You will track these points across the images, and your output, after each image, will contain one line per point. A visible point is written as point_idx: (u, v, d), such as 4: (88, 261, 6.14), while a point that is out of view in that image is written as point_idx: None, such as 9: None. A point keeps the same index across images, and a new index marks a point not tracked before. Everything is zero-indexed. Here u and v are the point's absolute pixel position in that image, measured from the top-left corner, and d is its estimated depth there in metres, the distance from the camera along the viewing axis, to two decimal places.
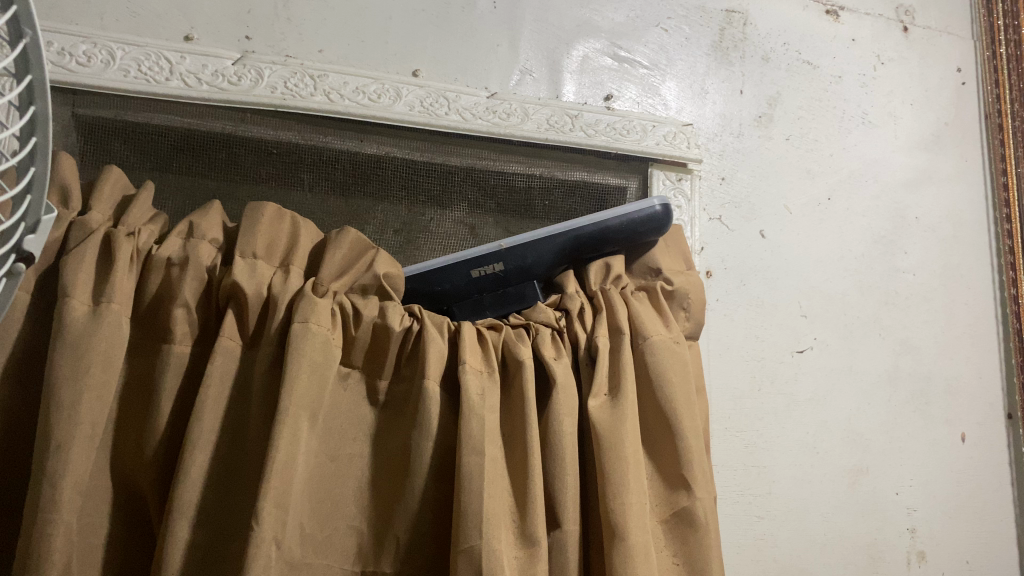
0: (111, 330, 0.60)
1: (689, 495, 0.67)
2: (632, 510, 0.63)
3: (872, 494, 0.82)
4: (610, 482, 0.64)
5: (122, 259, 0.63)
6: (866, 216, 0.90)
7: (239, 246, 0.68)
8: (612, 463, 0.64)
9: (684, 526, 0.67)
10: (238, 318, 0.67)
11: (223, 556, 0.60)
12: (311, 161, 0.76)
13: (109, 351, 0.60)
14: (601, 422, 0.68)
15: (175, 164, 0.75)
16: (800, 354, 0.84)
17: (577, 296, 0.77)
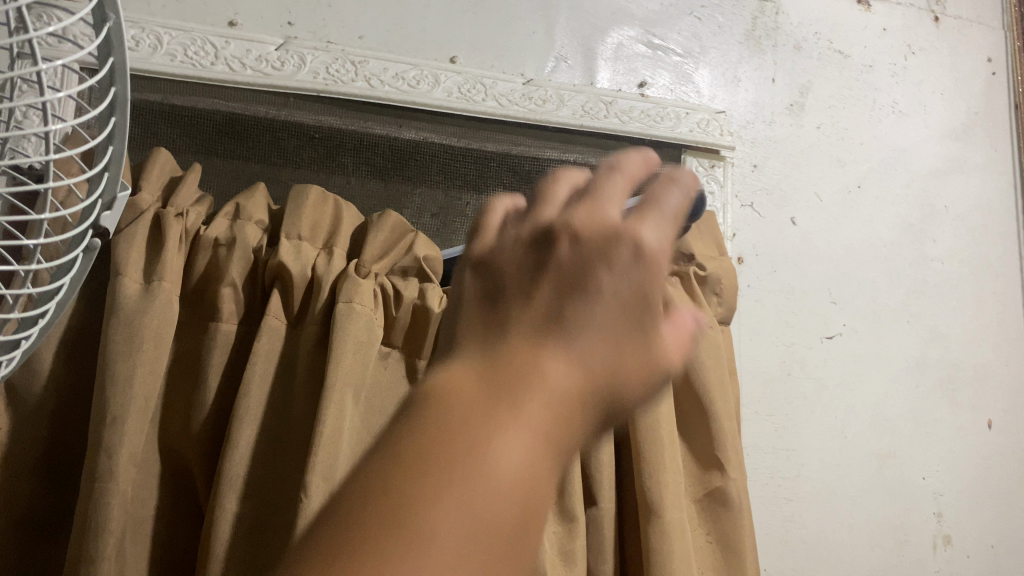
0: (162, 308, 0.63)
1: (723, 475, 0.69)
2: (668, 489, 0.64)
3: (899, 478, 0.83)
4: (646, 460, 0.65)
5: (172, 238, 0.66)
6: (896, 204, 0.90)
7: (283, 228, 0.69)
8: (649, 443, 0.65)
9: (718, 507, 0.68)
10: (284, 298, 0.69)
11: (269, 530, 0.61)
12: (351, 145, 0.77)
13: (160, 327, 0.63)
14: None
15: (219, 148, 0.75)
16: (830, 339, 0.85)
17: None
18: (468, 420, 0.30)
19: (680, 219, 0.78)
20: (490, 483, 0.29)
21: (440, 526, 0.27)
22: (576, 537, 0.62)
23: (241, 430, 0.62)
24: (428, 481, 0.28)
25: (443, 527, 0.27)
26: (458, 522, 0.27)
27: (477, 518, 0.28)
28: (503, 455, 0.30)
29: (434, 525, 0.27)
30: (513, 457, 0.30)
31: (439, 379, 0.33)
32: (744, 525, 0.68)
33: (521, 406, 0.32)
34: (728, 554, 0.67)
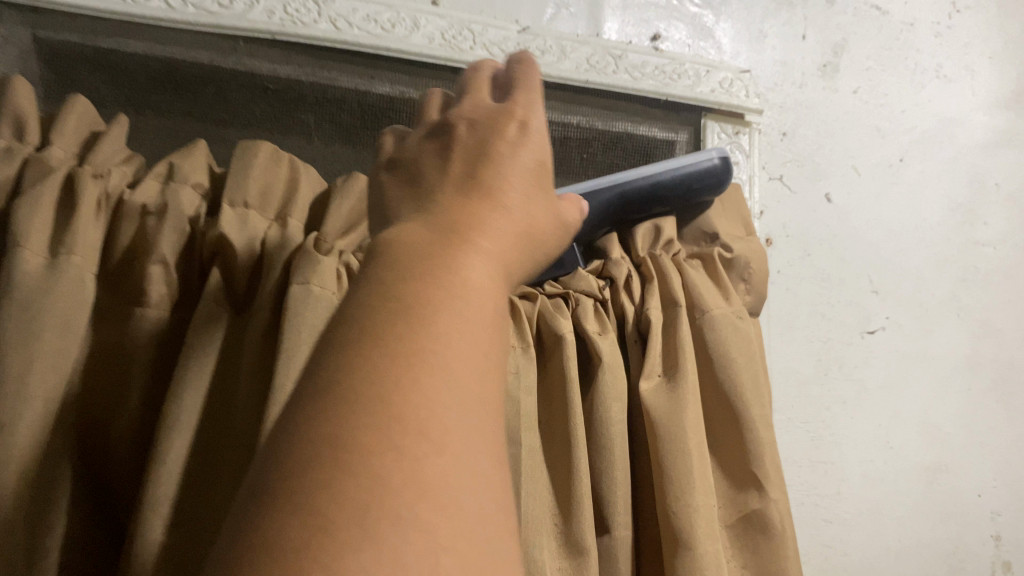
0: (72, 285, 0.49)
1: (762, 495, 0.55)
2: (700, 514, 0.51)
3: (951, 495, 0.72)
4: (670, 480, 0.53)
5: (87, 201, 0.53)
6: (941, 180, 0.78)
7: (227, 193, 0.57)
8: (674, 458, 0.53)
9: (755, 536, 0.55)
10: (225, 278, 0.56)
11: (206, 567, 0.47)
12: (312, 101, 0.65)
13: (68, 312, 0.48)
14: (657, 409, 0.56)
15: (153, 101, 0.63)
16: (871, 335, 0.73)
17: (623, 263, 0.65)
18: (442, 267, 0.27)
19: (702, 193, 0.65)
20: (474, 334, 0.26)
21: (447, 382, 0.24)
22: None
23: (169, 440, 0.48)
24: (416, 336, 0.24)
25: (447, 377, 0.24)
26: (457, 374, 0.24)
27: (478, 369, 0.25)
28: (484, 305, 0.27)
29: (439, 380, 0.24)
30: (485, 309, 0.27)
31: (389, 235, 0.29)
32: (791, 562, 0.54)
33: (489, 260, 0.29)
34: None
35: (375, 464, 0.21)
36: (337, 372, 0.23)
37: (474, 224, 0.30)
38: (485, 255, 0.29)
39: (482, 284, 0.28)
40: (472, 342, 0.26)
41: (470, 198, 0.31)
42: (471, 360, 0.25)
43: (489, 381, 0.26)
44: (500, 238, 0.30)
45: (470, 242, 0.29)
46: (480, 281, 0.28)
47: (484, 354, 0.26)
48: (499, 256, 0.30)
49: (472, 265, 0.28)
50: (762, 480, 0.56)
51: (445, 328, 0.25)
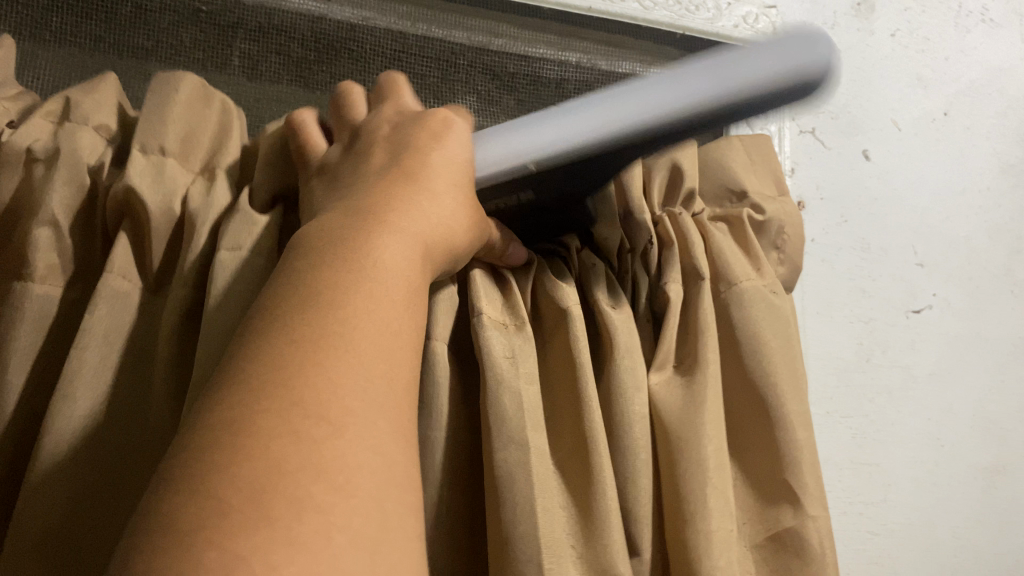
0: None
1: (798, 512, 0.43)
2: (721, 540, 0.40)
3: (1012, 501, 0.61)
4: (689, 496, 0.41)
5: None
6: (990, 138, 0.68)
7: (138, 134, 0.43)
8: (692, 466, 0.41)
9: (788, 561, 0.43)
10: (136, 248, 0.42)
11: None
12: (254, 27, 0.53)
13: None
14: (665, 406, 0.45)
15: (53, 23, 0.51)
16: (917, 314, 0.62)
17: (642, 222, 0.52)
18: (357, 255, 0.27)
19: None
20: (388, 308, 0.26)
21: (353, 362, 0.23)
22: None
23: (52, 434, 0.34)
24: (321, 327, 0.23)
25: (361, 354, 0.23)
26: (363, 356, 0.23)
27: (394, 355, 0.25)
28: (399, 299, 0.27)
29: (349, 365, 0.23)
30: (399, 295, 0.27)
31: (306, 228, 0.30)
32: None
33: (380, 283, 0.26)
34: None
35: (279, 437, 0.20)
36: (226, 405, 0.21)
37: (363, 253, 0.27)
38: (376, 281, 0.26)
39: (393, 288, 0.27)
40: (387, 322, 0.26)
41: (367, 231, 0.28)
42: (387, 348, 0.25)
43: (408, 363, 0.26)
44: (419, 234, 0.30)
45: (362, 274, 0.26)
46: (398, 283, 0.27)
47: (404, 339, 0.26)
48: (390, 287, 0.27)
49: (394, 261, 0.28)
50: None
51: (366, 318, 0.25)
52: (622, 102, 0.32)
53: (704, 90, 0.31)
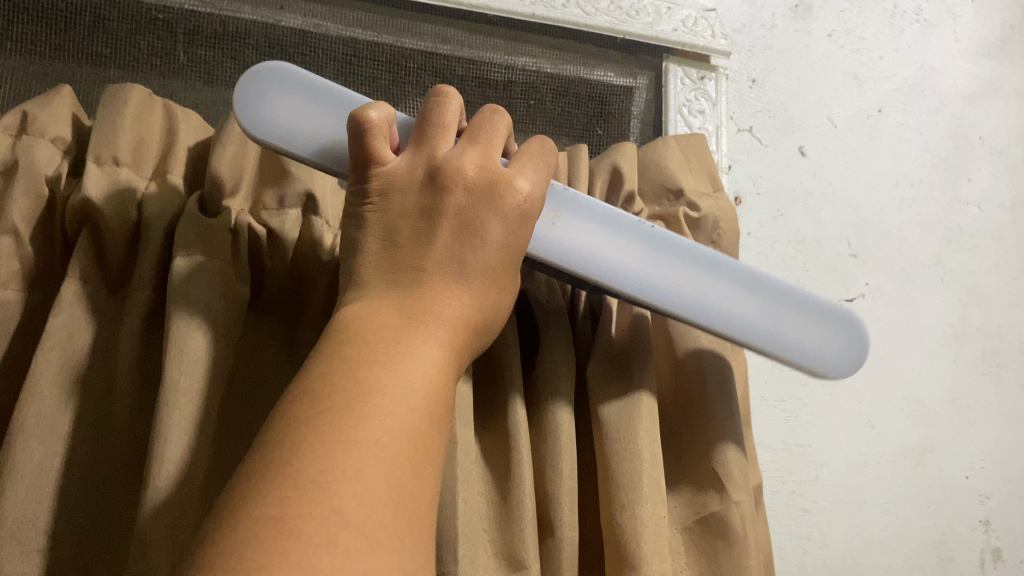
0: None
1: (722, 496, 0.47)
2: (648, 521, 0.43)
3: (938, 479, 0.64)
4: (614, 481, 0.45)
5: None
6: (923, 133, 0.72)
7: (92, 148, 0.47)
8: (619, 454, 0.45)
9: (711, 542, 0.47)
10: (96, 252, 0.47)
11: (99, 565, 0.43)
12: (211, 35, 0.56)
13: None
14: (605, 399, 0.48)
15: (13, 33, 0.53)
16: (851, 303, 0.65)
17: None
18: (395, 350, 0.27)
19: None
20: (417, 419, 0.26)
21: (371, 476, 0.23)
22: None
23: (27, 442, 0.40)
24: (349, 434, 0.24)
25: (388, 461, 0.24)
26: (386, 473, 0.23)
27: (422, 469, 0.25)
28: (432, 409, 0.27)
29: (373, 480, 0.23)
30: (429, 401, 0.27)
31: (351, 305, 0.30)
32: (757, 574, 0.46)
33: (413, 389, 0.26)
34: None
35: (309, 541, 0.20)
36: (251, 503, 0.22)
37: (401, 352, 0.27)
38: (409, 384, 0.27)
39: (428, 395, 0.27)
40: (414, 434, 0.26)
41: (407, 325, 0.29)
42: (418, 459, 0.25)
43: (433, 475, 0.26)
44: (454, 326, 0.30)
45: (399, 378, 0.26)
46: (434, 390, 0.28)
47: (432, 450, 0.26)
48: (421, 389, 0.27)
49: (430, 362, 0.28)
50: (725, 481, 0.47)
51: (401, 432, 0.25)
52: (690, 271, 0.39)
53: (758, 331, 0.40)
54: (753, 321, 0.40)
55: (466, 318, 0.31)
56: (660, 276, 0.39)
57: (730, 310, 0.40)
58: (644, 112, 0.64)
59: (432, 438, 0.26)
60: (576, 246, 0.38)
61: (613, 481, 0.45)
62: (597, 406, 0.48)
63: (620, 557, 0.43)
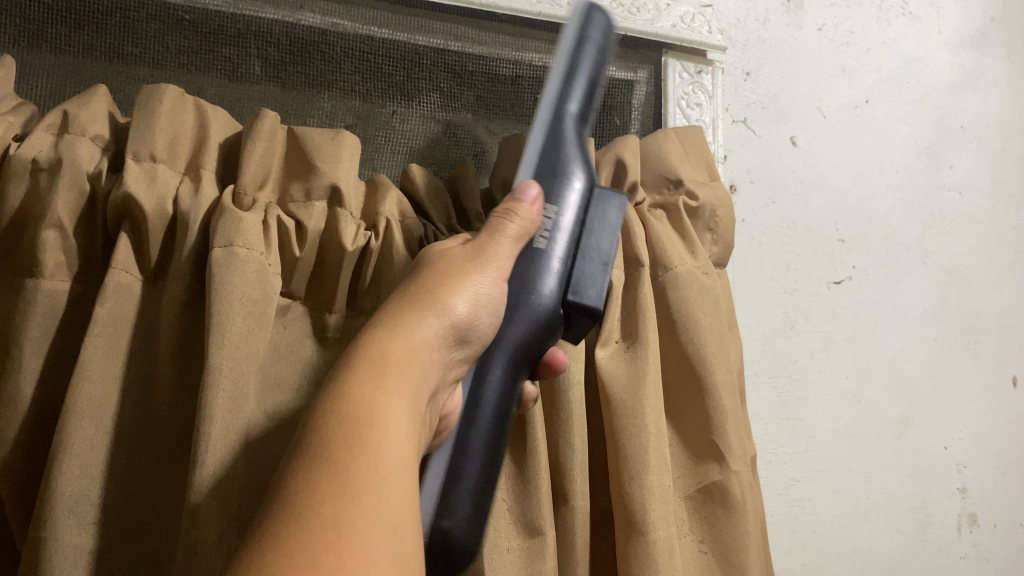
0: None
1: (722, 467, 0.51)
2: (654, 490, 0.47)
3: (919, 449, 0.69)
4: (624, 454, 0.48)
5: None
6: (908, 123, 0.76)
7: (130, 146, 0.50)
8: (627, 430, 0.49)
9: (714, 507, 0.51)
10: (136, 247, 0.50)
11: (146, 535, 0.46)
12: (235, 33, 0.59)
13: None
14: (612, 378, 0.52)
15: (49, 35, 0.56)
16: (838, 285, 0.70)
17: None
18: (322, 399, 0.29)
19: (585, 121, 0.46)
20: (342, 438, 0.27)
21: (296, 515, 0.24)
22: (548, 555, 0.45)
23: (79, 423, 0.43)
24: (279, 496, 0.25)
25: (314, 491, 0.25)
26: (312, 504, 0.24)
27: (360, 469, 0.26)
28: (356, 420, 0.27)
29: (298, 517, 0.24)
30: (356, 414, 0.28)
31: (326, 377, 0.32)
32: (751, 537, 0.50)
33: (342, 410, 0.28)
34: (728, 566, 0.50)
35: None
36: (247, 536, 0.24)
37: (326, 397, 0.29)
38: (332, 415, 0.27)
39: (347, 414, 0.27)
40: (373, 433, 0.27)
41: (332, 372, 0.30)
42: (348, 468, 0.25)
43: (382, 465, 0.26)
44: (376, 356, 0.31)
45: (314, 430, 0.27)
46: (360, 406, 0.28)
47: (371, 446, 0.27)
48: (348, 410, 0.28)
49: (351, 389, 0.29)
50: (723, 452, 0.51)
51: (324, 458, 0.26)
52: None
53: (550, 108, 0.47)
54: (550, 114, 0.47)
55: (391, 343, 0.32)
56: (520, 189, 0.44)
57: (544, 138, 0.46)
58: (644, 104, 0.67)
59: (365, 442, 0.27)
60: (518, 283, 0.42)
61: (623, 454, 0.48)
62: (606, 384, 0.52)
63: (627, 523, 0.47)
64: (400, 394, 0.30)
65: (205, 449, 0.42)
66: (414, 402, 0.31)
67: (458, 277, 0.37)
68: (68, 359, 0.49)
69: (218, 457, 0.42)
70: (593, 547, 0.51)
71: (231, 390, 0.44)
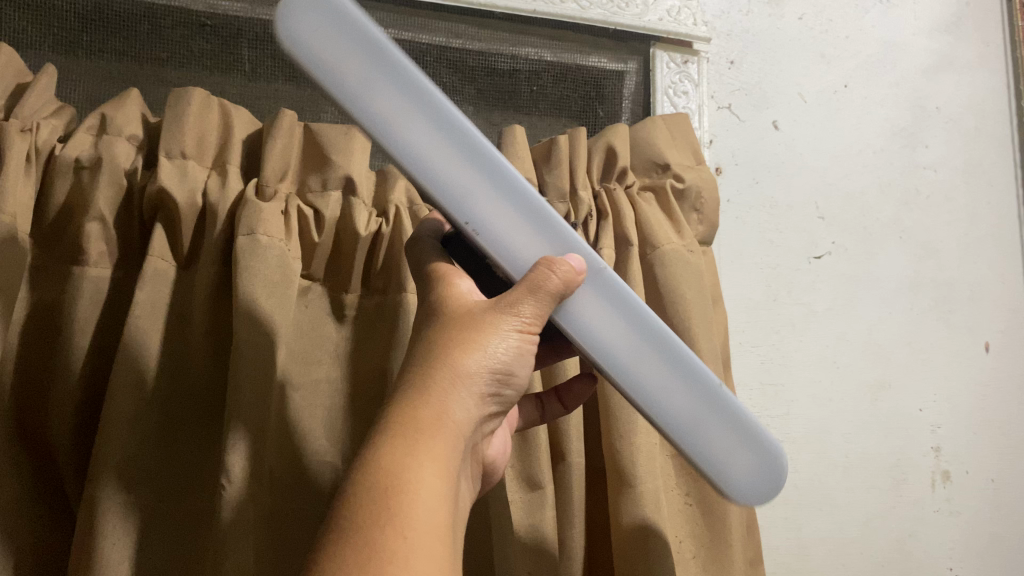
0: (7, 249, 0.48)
1: None
2: (641, 449, 0.52)
3: (894, 411, 0.74)
4: (614, 418, 0.54)
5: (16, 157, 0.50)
6: (885, 105, 0.81)
7: (162, 144, 0.55)
8: (617, 396, 0.54)
9: None
10: (170, 236, 0.55)
11: (181, 496, 0.51)
12: (253, 36, 0.64)
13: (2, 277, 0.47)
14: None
15: (85, 41, 0.61)
16: (817, 260, 0.74)
17: (587, 195, 0.62)
18: (389, 425, 0.32)
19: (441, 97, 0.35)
20: (400, 464, 0.29)
21: (359, 529, 0.27)
22: (547, 504, 0.52)
23: (125, 395, 0.49)
24: (348, 508, 0.28)
25: (374, 508, 0.28)
26: (372, 521, 0.27)
27: (389, 537, 0.27)
28: (391, 491, 0.28)
29: (362, 532, 0.27)
30: (415, 446, 0.31)
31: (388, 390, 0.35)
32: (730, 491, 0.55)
33: (405, 441, 0.30)
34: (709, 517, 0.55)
35: None
36: (323, 537, 0.28)
37: (392, 423, 0.32)
38: (395, 444, 0.30)
39: (379, 486, 0.29)
40: (425, 465, 0.30)
41: (404, 396, 0.33)
42: (385, 521, 0.27)
43: (413, 531, 0.27)
44: (414, 422, 0.32)
45: (349, 502, 0.28)
46: (394, 475, 0.29)
47: (401, 514, 0.28)
48: (408, 441, 0.31)
49: (382, 461, 0.30)
50: None
51: (355, 532, 0.27)
52: (488, 216, 0.34)
53: (430, 127, 0.33)
54: (414, 142, 0.33)
55: (428, 407, 0.32)
56: (552, 214, 0.35)
57: (469, 163, 0.34)
58: (634, 93, 0.72)
59: (423, 473, 0.30)
60: (603, 331, 0.36)
61: (612, 418, 0.54)
62: None
63: (617, 477, 0.52)
64: (454, 423, 0.33)
65: (236, 416, 0.47)
66: (461, 440, 0.33)
67: (486, 329, 0.35)
68: (110, 340, 0.54)
69: (246, 420, 0.48)
70: (589, 502, 0.57)
71: (257, 365, 0.49)
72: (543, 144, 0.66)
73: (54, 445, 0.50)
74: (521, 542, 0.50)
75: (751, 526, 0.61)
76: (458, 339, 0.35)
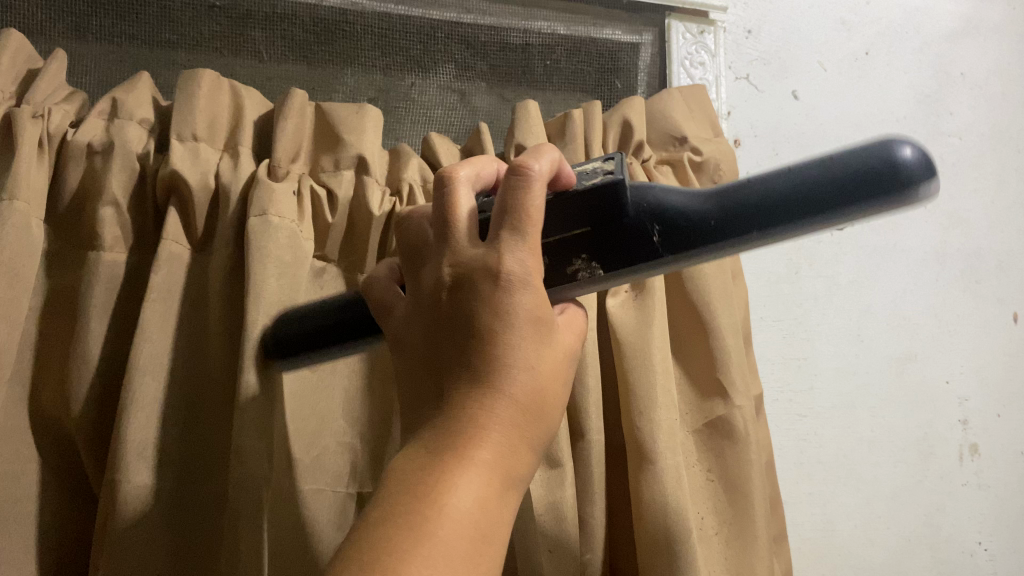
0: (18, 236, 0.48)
1: (726, 403, 0.56)
2: (662, 426, 0.52)
3: (921, 382, 0.72)
4: (634, 396, 0.53)
5: (27, 145, 0.50)
6: (909, 72, 0.79)
7: (174, 127, 0.55)
8: (636, 374, 0.53)
9: (719, 440, 0.56)
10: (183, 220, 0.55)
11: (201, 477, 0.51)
12: (262, 16, 0.64)
13: (15, 265, 0.47)
14: (623, 327, 0.56)
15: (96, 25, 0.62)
16: (840, 232, 0.73)
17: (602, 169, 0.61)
18: (468, 443, 0.28)
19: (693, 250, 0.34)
20: (478, 498, 0.27)
21: (434, 562, 0.25)
22: (567, 483, 0.51)
23: (143, 379, 0.49)
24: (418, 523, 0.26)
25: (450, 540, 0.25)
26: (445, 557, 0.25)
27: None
28: (468, 527, 0.26)
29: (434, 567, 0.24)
30: (493, 480, 0.28)
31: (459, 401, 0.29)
32: (752, 466, 0.55)
33: (487, 472, 0.28)
34: (731, 493, 0.54)
35: None
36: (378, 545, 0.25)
37: (472, 444, 0.28)
38: (476, 470, 0.28)
39: (459, 526, 0.26)
40: (497, 505, 0.28)
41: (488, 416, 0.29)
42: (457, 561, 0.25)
43: None
44: (504, 442, 0.29)
45: (425, 534, 0.25)
46: (473, 511, 0.27)
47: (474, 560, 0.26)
48: (488, 473, 0.28)
49: (464, 494, 0.27)
50: (727, 389, 0.56)
51: (430, 565, 0.25)
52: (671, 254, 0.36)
53: None
54: None
55: (511, 443, 0.29)
56: None
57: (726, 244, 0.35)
58: (650, 65, 0.71)
59: (494, 517, 0.27)
60: None
61: (632, 396, 0.53)
62: (618, 333, 0.56)
63: (637, 453, 0.51)
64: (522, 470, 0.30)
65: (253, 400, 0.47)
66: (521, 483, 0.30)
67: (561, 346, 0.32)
68: (127, 324, 0.54)
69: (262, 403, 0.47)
70: (610, 477, 0.56)
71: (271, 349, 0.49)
72: (555, 119, 0.66)
73: (75, 432, 0.51)
74: (539, 520, 0.50)
75: (775, 502, 0.61)
76: (545, 353, 0.31)
